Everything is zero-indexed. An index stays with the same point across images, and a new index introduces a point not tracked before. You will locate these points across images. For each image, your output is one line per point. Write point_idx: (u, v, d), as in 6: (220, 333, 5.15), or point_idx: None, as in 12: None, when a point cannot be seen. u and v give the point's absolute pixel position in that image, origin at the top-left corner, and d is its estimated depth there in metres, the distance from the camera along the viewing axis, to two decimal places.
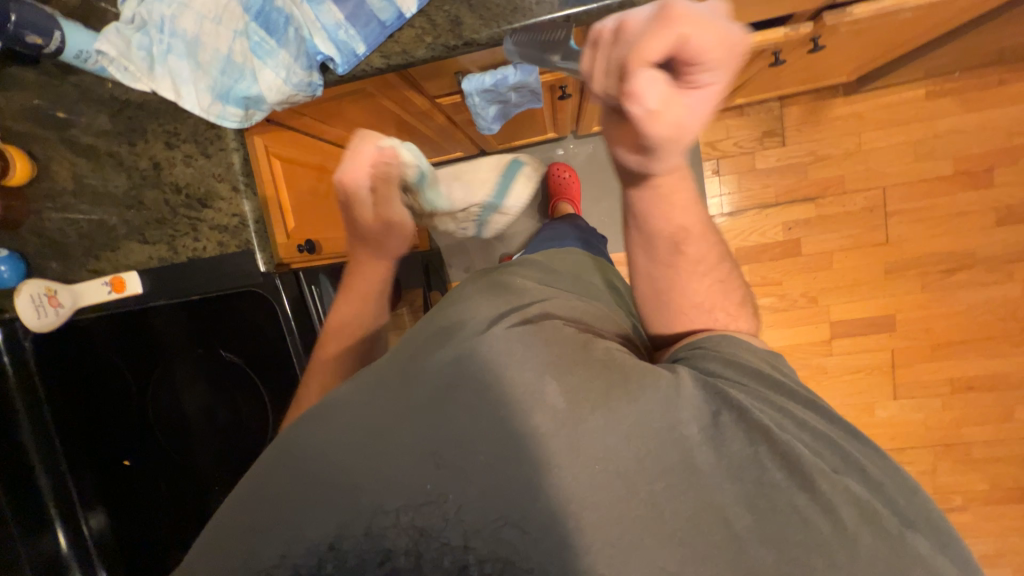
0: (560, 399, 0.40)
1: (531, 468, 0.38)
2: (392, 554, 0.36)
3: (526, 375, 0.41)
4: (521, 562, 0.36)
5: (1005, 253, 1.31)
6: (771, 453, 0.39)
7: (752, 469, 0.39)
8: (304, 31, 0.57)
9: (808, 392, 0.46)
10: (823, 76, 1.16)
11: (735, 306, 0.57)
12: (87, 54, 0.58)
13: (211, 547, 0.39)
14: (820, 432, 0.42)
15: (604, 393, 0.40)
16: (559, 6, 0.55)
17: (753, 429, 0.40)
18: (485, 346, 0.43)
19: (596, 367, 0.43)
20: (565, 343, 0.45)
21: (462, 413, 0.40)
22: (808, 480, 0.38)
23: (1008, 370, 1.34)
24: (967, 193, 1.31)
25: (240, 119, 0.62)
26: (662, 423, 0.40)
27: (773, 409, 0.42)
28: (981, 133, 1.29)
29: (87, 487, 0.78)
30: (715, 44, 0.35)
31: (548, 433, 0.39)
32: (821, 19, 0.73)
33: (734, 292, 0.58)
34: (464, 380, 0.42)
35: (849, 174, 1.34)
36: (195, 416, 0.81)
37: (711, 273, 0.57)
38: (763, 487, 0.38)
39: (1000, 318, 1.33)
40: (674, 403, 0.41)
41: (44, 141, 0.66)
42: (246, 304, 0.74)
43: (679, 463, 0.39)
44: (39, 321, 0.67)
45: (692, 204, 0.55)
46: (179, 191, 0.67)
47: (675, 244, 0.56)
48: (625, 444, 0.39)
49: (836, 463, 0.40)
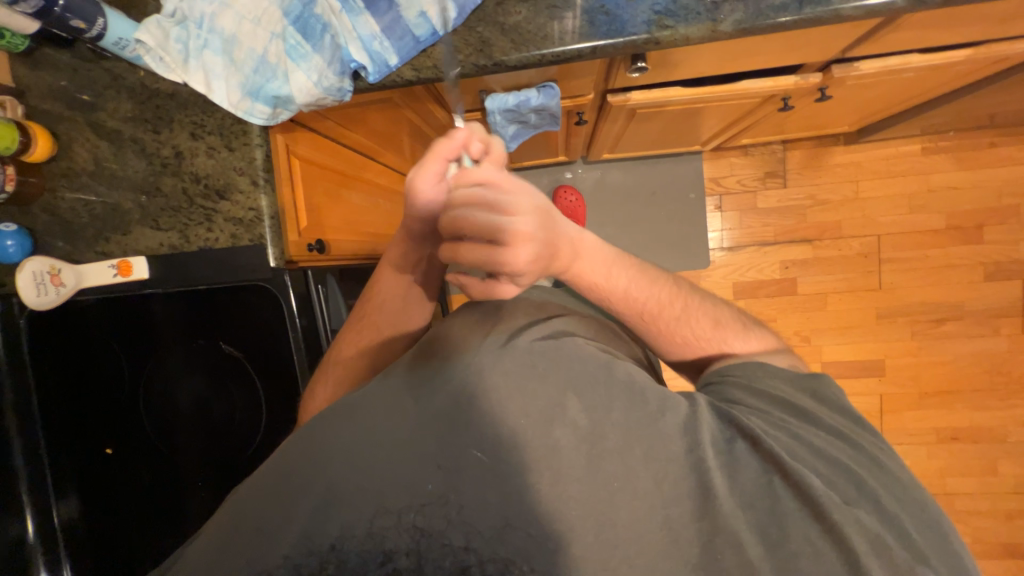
0: (581, 415, 0.41)
1: (546, 482, 0.39)
2: (392, 556, 0.37)
3: (548, 390, 0.42)
4: (522, 563, 0.37)
5: (992, 308, 1.35)
6: (785, 484, 0.40)
7: (766, 498, 0.40)
8: (340, 39, 0.60)
9: (835, 423, 0.46)
10: (826, 125, 1.21)
11: (712, 326, 0.59)
12: (126, 43, 0.60)
13: (224, 544, 0.39)
14: (840, 463, 0.42)
15: (623, 414, 0.42)
16: (588, 37, 0.57)
17: (767, 459, 0.41)
18: (508, 356, 0.44)
19: (619, 388, 0.44)
20: (587, 361, 0.45)
21: (484, 423, 0.41)
22: (821, 511, 0.39)
23: (993, 424, 1.36)
24: (957, 247, 1.35)
25: (267, 116, 0.63)
26: (675, 449, 0.41)
27: (790, 439, 0.44)
28: (973, 191, 1.34)
29: (63, 473, 0.75)
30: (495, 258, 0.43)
31: (568, 448, 0.40)
32: (830, 71, 0.77)
33: (699, 315, 0.59)
34: (485, 389, 0.42)
35: (846, 220, 1.39)
36: (185, 407, 0.80)
37: (670, 310, 0.58)
38: (777, 516, 0.39)
39: (985, 370, 1.36)
40: (691, 429, 0.42)
41: (70, 123, 0.67)
42: (253, 299, 0.74)
43: (695, 488, 0.40)
44: (39, 299, 0.66)
45: (612, 260, 0.54)
46: (198, 181, 0.67)
47: (617, 305, 0.55)
48: (640, 466, 0.40)
49: (850, 494, 0.41)
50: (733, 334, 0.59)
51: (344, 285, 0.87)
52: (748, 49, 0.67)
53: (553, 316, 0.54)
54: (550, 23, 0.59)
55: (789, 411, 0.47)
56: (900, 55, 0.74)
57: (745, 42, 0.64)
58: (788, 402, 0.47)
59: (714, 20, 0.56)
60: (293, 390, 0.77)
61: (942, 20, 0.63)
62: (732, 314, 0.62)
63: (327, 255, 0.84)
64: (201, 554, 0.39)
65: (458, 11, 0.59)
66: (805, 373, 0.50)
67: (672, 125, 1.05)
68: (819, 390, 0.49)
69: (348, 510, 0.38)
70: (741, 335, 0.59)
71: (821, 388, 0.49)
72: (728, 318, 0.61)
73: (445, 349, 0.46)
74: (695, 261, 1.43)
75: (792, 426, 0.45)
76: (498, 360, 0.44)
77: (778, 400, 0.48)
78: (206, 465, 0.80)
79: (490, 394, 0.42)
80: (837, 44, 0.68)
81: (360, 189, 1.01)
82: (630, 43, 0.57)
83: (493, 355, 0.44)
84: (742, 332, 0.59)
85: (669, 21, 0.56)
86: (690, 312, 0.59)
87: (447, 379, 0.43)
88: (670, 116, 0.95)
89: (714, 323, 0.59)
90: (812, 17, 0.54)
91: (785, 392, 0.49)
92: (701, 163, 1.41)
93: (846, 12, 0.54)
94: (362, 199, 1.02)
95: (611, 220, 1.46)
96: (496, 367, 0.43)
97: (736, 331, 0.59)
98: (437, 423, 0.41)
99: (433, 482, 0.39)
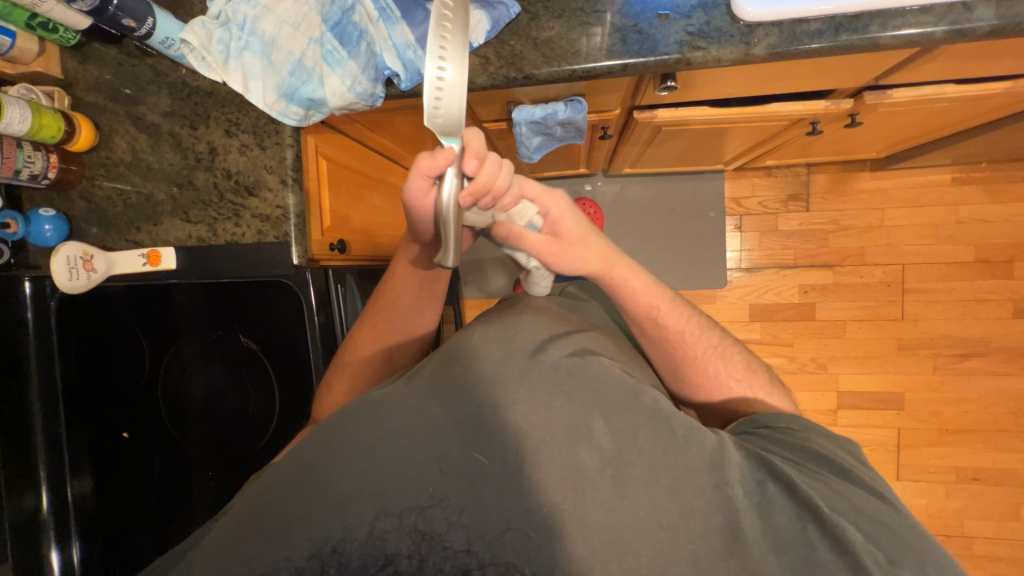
0: (606, 438, 0.41)
1: (567, 501, 0.39)
2: (393, 559, 0.37)
3: (574, 408, 0.43)
4: (523, 565, 0.37)
5: (1020, 346, 1.31)
6: (820, 532, 0.39)
7: (800, 546, 0.39)
8: (376, 47, 0.61)
9: (875, 482, 0.45)
10: (854, 150, 1.19)
11: (742, 370, 0.60)
12: (172, 42, 0.62)
13: (234, 534, 0.39)
14: (880, 520, 0.41)
15: (649, 441, 0.42)
16: (620, 55, 0.58)
17: (801, 505, 0.41)
18: (534, 371, 0.45)
19: (645, 415, 0.43)
20: (613, 383, 0.45)
21: (508, 438, 0.41)
22: (862, 566, 0.38)
23: (1016, 466, 1.31)
24: (985, 281, 1.32)
25: (300, 118, 0.65)
26: (701, 482, 0.40)
27: (825, 490, 0.43)
28: (1004, 225, 1.30)
29: (80, 450, 0.76)
30: (561, 221, 0.54)
31: (592, 470, 0.40)
32: (861, 98, 0.76)
33: (734, 356, 0.61)
34: (510, 401, 0.43)
35: (870, 247, 1.36)
36: (200, 396, 0.85)
37: (705, 339, 0.61)
38: (809, 564, 0.38)
39: (1010, 411, 1.31)
40: (719, 465, 0.42)
41: (112, 115, 0.70)
42: (273, 295, 0.75)
43: (722, 525, 0.39)
44: (71, 283, 0.68)
45: (651, 284, 0.60)
46: (229, 177, 0.69)
47: (653, 319, 0.60)
48: (664, 495, 0.40)
49: (895, 553, 0.39)
50: (760, 382, 0.60)
51: (363, 285, 0.88)
52: (779, 72, 0.66)
53: (574, 332, 0.54)
54: (582, 40, 0.59)
55: (828, 466, 0.46)
56: (935, 85, 0.72)
57: (776, 66, 0.64)
58: (823, 456, 0.46)
59: (747, 44, 0.56)
60: (304, 386, 0.78)
61: (981, 52, 0.62)
62: (760, 363, 0.63)
63: (346, 255, 0.86)
64: (217, 541, 0.40)
65: (492, 24, 0.60)
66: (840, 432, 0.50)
67: (695, 143, 1.04)
68: (851, 450, 0.48)
69: (355, 510, 0.38)
70: (768, 386, 0.60)
71: (854, 448, 0.49)
72: (757, 367, 0.61)
73: (471, 357, 0.47)
74: (712, 280, 1.41)
75: (825, 477, 0.45)
76: (524, 372, 0.45)
77: (810, 452, 0.47)
78: (217, 451, 0.84)
79: (514, 408, 0.42)
80: (870, 71, 0.67)
81: (382, 191, 1.02)
82: (661, 62, 0.58)
83: (520, 369, 0.45)
84: (769, 384, 0.60)
85: (702, 42, 0.56)
86: (725, 348, 0.61)
87: (474, 392, 0.44)
88: (695, 135, 0.95)
89: (746, 367, 0.60)
90: (846, 44, 0.54)
91: (820, 446, 0.47)
92: (722, 182, 1.40)
93: (883, 41, 0.54)
94: (384, 202, 1.04)
95: (629, 234, 1.45)
96: (523, 381, 0.44)
97: (764, 382, 0.60)
98: (460, 432, 0.41)
99: (442, 489, 0.39)
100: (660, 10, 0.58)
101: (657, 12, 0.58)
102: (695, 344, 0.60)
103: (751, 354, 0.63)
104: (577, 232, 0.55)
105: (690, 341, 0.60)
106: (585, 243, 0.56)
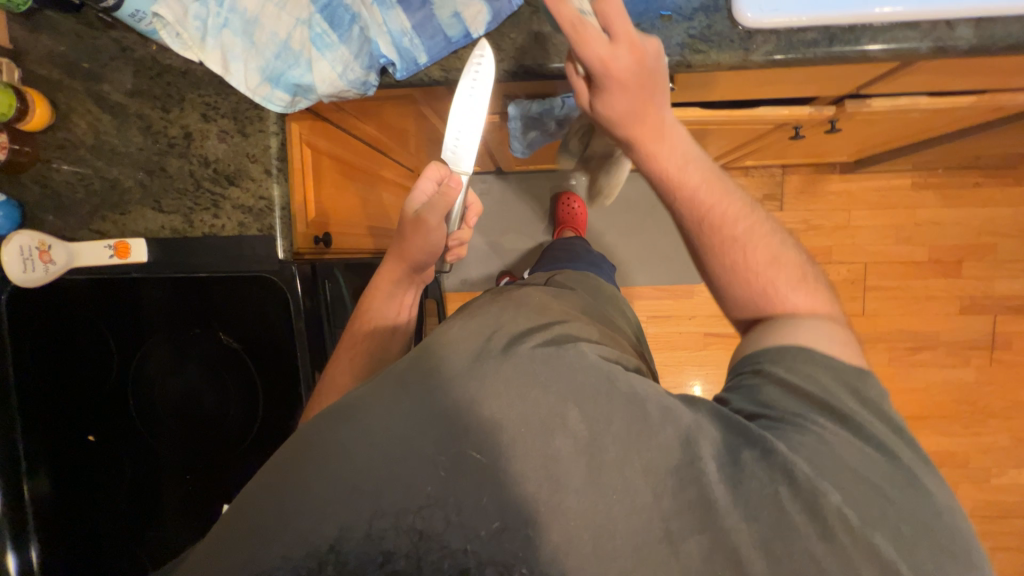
0: (581, 424, 0.41)
1: (544, 491, 0.40)
2: (392, 556, 0.38)
3: (550, 399, 0.42)
4: (520, 564, 0.39)
5: (964, 340, 1.42)
6: (792, 496, 0.40)
7: (772, 511, 0.40)
8: (370, 32, 0.58)
9: (885, 435, 0.43)
10: (827, 154, 1.24)
11: (767, 262, 0.53)
12: (142, 16, 0.55)
13: (217, 555, 0.39)
14: (868, 479, 0.41)
15: (623, 426, 0.42)
16: None
17: (775, 468, 0.41)
18: (509, 363, 0.44)
19: (621, 400, 0.43)
20: (590, 372, 0.44)
21: (485, 430, 0.41)
22: (830, 530, 0.39)
23: (957, 449, 1.43)
24: (937, 280, 1.41)
25: (285, 104, 0.61)
26: (674, 462, 0.41)
27: (823, 441, 0.42)
28: (955, 227, 1.40)
29: (40, 449, 0.74)
30: (624, 65, 0.48)
31: (567, 459, 0.40)
32: (842, 105, 0.79)
33: (770, 244, 0.54)
34: (485, 393, 0.42)
35: (836, 246, 1.43)
36: (178, 394, 0.77)
37: (743, 221, 0.54)
38: (782, 533, 0.39)
39: (953, 399, 1.43)
40: (694, 442, 0.42)
41: (69, 92, 0.64)
42: (256, 292, 0.71)
43: (694, 501, 0.40)
44: (26, 275, 0.62)
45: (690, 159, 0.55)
46: (207, 165, 0.65)
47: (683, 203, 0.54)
48: (637, 479, 0.41)
49: (868, 516, 0.39)
50: (794, 275, 0.53)
51: (348, 278, 0.85)
52: (772, 78, 0.68)
53: (555, 321, 0.53)
54: None
55: (829, 414, 0.44)
56: (909, 96, 0.76)
57: (767, 73, 0.66)
58: (822, 401, 0.44)
59: (747, 50, 0.56)
60: (285, 384, 0.75)
61: (954, 69, 0.65)
62: (794, 257, 0.54)
63: (330, 249, 0.83)
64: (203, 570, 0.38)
65: (493, 15, 0.58)
66: (853, 365, 0.46)
67: None
68: (858, 388, 0.45)
69: (355, 506, 0.39)
70: (797, 282, 0.53)
71: (864, 388, 0.46)
72: (788, 259, 0.54)
73: (442, 350, 0.46)
74: (688, 275, 1.49)
75: (821, 427, 0.43)
76: (499, 365, 0.44)
77: (810, 397, 0.45)
78: (189, 458, 0.78)
79: (488, 402, 0.42)
80: (853, 81, 0.70)
81: (369, 180, 0.99)
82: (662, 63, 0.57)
83: (494, 362, 0.44)
84: (797, 281, 0.53)
85: (703, 46, 0.57)
86: (751, 237, 0.54)
87: (446, 385, 0.43)
88: None
89: (770, 259, 0.53)
90: (839, 55, 0.56)
91: (823, 388, 0.45)
92: None
93: (872, 53, 0.56)
94: (371, 192, 1.01)
95: (610, 228, 1.50)
96: (497, 372, 0.43)
97: (791, 278, 0.53)
98: (434, 423, 0.41)
99: (439, 489, 0.39)
100: (662, 10, 0.57)
101: (659, 13, 0.57)
102: (717, 232, 0.54)
103: (784, 242, 0.55)
104: (635, 99, 0.50)
105: (711, 228, 0.54)
106: (628, 122, 0.52)
